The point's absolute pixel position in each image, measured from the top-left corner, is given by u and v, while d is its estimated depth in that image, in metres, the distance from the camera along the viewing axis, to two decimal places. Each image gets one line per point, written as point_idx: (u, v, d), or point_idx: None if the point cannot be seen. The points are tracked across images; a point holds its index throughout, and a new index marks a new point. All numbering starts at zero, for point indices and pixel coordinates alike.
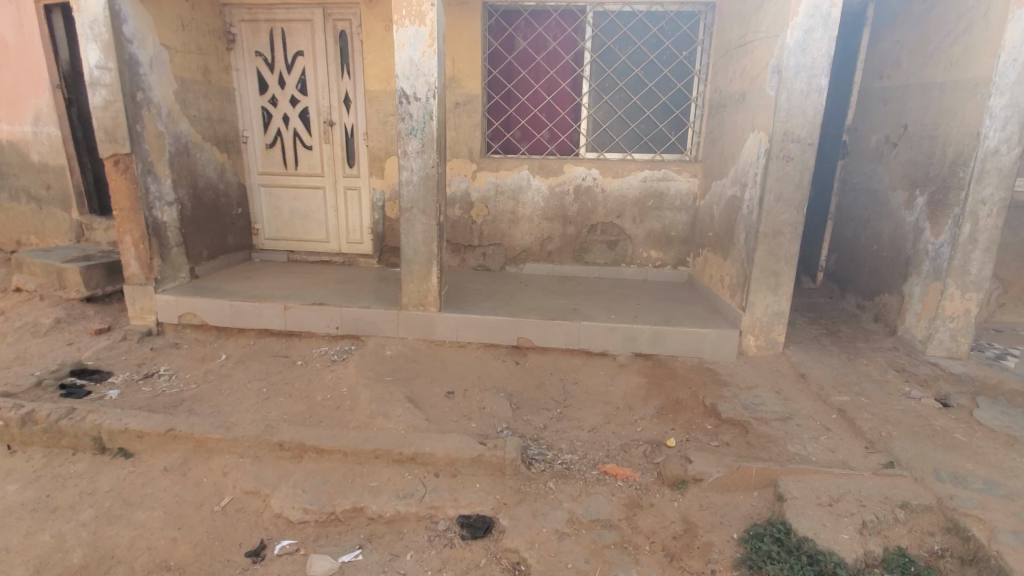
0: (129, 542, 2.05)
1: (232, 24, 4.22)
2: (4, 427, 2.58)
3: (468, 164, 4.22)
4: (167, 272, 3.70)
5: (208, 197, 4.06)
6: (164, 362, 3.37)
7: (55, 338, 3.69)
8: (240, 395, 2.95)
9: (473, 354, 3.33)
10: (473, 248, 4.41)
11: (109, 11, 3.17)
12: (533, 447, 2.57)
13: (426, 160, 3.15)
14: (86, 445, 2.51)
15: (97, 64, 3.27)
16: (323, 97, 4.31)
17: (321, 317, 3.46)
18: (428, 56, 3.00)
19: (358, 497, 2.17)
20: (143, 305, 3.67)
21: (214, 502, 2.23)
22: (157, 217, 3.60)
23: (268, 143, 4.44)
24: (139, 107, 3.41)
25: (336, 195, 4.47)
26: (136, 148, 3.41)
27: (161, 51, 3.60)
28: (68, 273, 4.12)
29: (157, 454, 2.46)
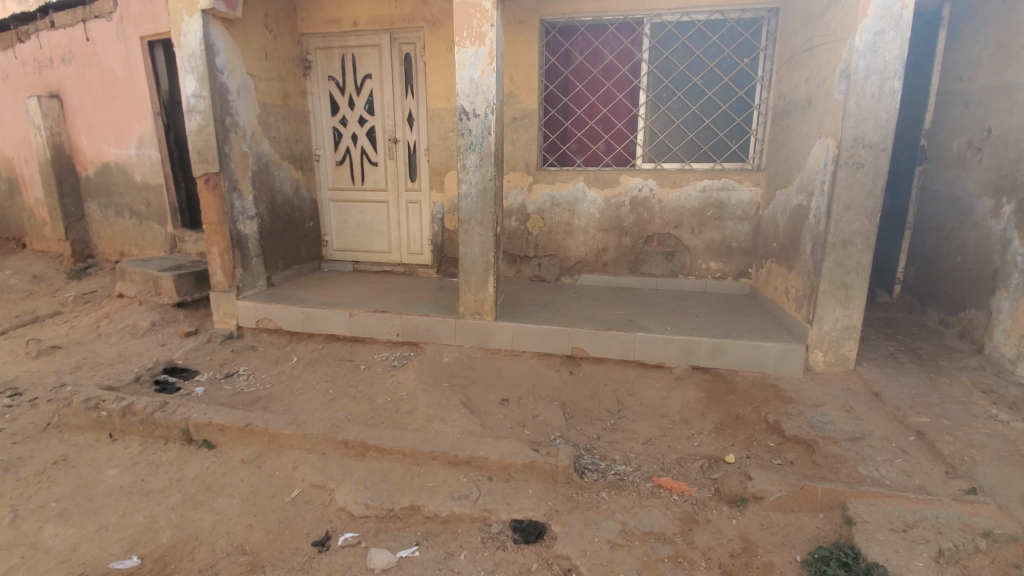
0: (210, 525, 2.23)
1: (309, 52, 4.57)
2: (107, 418, 2.88)
3: (525, 177, 4.31)
4: (247, 280, 4.02)
5: (284, 211, 4.39)
6: (243, 363, 3.64)
7: (151, 339, 4.09)
8: (309, 396, 3.15)
9: (528, 362, 3.37)
10: (529, 258, 4.48)
11: (204, 45, 3.55)
12: (586, 457, 2.58)
13: (484, 173, 3.26)
14: (176, 436, 2.76)
15: (193, 93, 3.65)
16: (388, 116, 4.56)
17: (383, 324, 3.63)
18: (487, 74, 3.12)
19: (416, 496, 2.26)
20: (226, 311, 4.00)
21: (285, 493, 2.39)
22: (240, 230, 3.93)
23: (337, 161, 4.74)
24: (227, 130, 3.76)
25: (399, 208, 4.69)
26: (223, 167, 3.75)
27: (248, 80, 3.96)
28: (163, 281, 4.55)
29: (236, 447, 2.67)
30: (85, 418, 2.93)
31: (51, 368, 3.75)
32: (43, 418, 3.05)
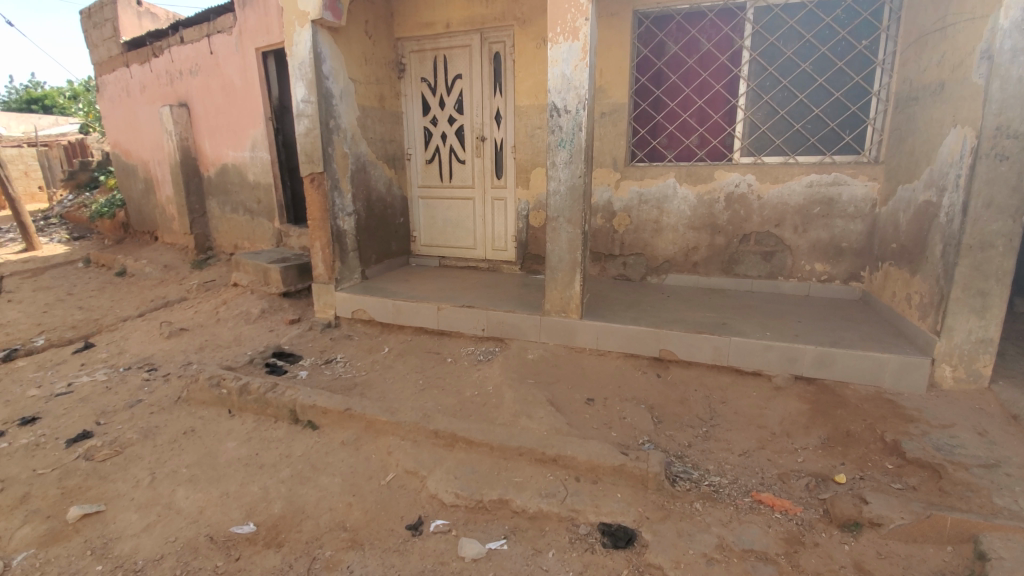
0: (315, 501, 2.39)
1: (404, 55, 4.76)
2: (227, 395, 3.18)
3: (612, 174, 4.22)
4: (345, 273, 4.27)
5: (378, 208, 4.61)
6: (341, 350, 3.88)
7: (261, 325, 4.48)
8: (401, 385, 3.29)
9: (613, 363, 3.30)
10: (614, 257, 4.39)
11: (313, 53, 3.81)
12: (677, 464, 2.48)
13: (574, 170, 3.22)
14: (284, 415, 3.00)
15: (302, 98, 3.93)
16: (477, 115, 4.65)
17: (470, 318, 3.71)
18: (580, 69, 3.08)
19: (504, 490, 2.29)
20: (326, 301, 4.28)
21: (381, 476, 2.52)
22: (340, 225, 4.19)
23: (427, 159, 4.91)
24: (331, 132, 4.01)
25: (485, 205, 4.77)
26: (327, 167, 4.02)
27: (350, 84, 4.20)
28: (272, 273, 4.96)
29: (337, 429, 2.85)
30: (208, 394, 3.25)
31: (180, 348, 4.21)
32: (174, 392, 3.44)
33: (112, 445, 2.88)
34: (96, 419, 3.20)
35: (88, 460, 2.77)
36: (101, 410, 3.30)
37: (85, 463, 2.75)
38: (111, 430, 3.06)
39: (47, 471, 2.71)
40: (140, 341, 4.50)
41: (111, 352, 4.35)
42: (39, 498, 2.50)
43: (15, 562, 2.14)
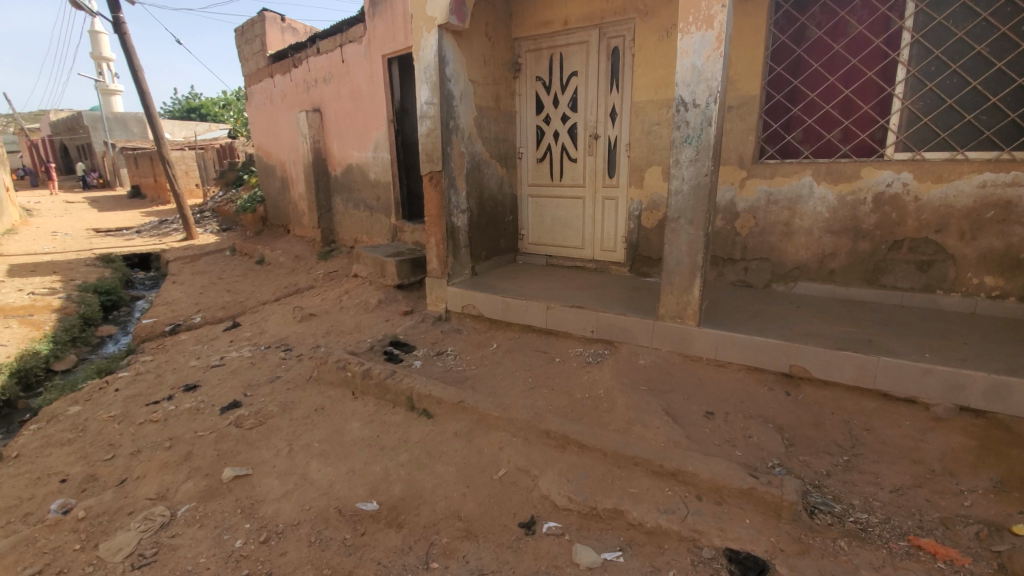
0: (431, 488, 2.48)
1: (520, 55, 4.81)
2: (351, 377, 3.41)
3: (737, 172, 3.92)
4: (457, 268, 4.41)
5: (489, 206, 4.70)
6: (451, 343, 4.01)
7: (379, 315, 4.77)
8: (511, 382, 3.32)
9: (734, 376, 3.06)
10: (734, 261, 4.09)
11: (438, 56, 3.97)
12: (813, 494, 2.25)
13: (700, 167, 3.03)
14: (402, 402, 3.15)
15: (426, 100, 4.12)
16: (591, 112, 4.57)
17: (579, 319, 3.65)
18: (712, 60, 2.90)
19: (618, 500, 2.22)
20: (438, 295, 4.45)
21: (493, 470, 2.55)
22: (454, 222, 4.33)
23: (539, 158, 4.91)
24: (450, 132, 4.16)
25: (595, 204, 4.68)
26: (445, 166, 4.17)
27: (469, 85, 4.32)
28: (388, 266, 5.26)
29: (450, 419, 2.95)
30: (335, 376, 3.52)
31: (310, 332, 4.62)
32: (306, 372, 3.77)
33: (256, 415, 3.22)
34: (244, 390, 3.60)
35: (237, 427, 3.12)
36: (247, 383, 3.71)
37: (235, 430, 3.10)
38: (255, 401, 3.42)
39: (206, 434, 3.08)
40: (277, 324, 5.01)
41: (253, 332, 4.89)
42: (200, 457, 2.86)
43: (181, 512, 2.45)
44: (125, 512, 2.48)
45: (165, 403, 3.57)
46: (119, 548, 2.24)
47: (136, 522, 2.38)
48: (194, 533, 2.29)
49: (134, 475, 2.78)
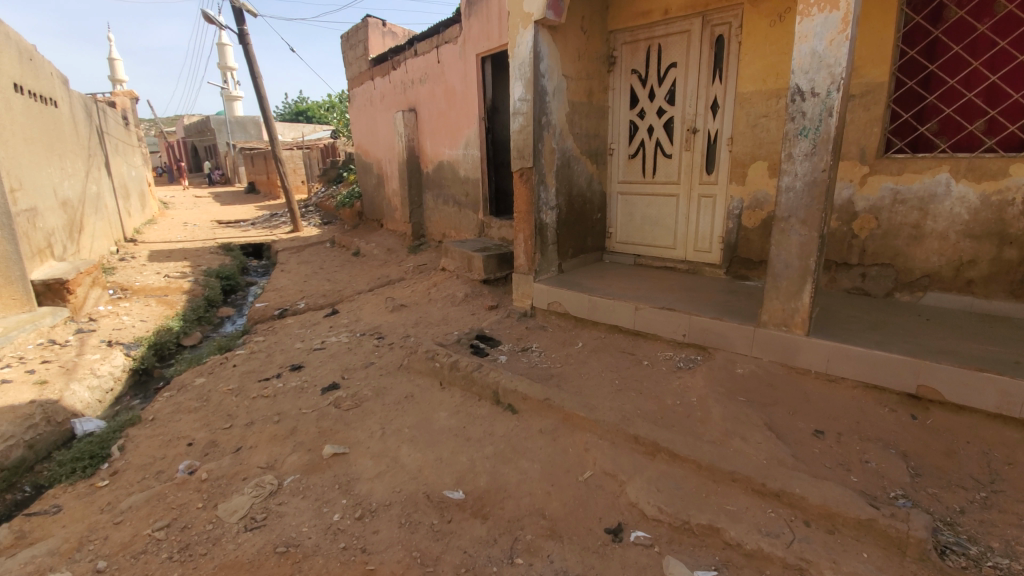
0: (516, 483, 2.48)
1: (616, 48, 4.69)
2: (439, 368, 3.51)
3: (857, 168, 3.54)
4: (543, 265, 4.39)
5: (578, 203, 4.63)
6: (535, 340, 4.01)
7: (466, 308, 4.88)
8: (597, 383, 3.25)
9: (847, 393, 2.77)
10: (848, 266, 3.71)
11: (534, 52, 3.96)
12: (946, 532, 1.97)
13: (816, 162, 2.77)
14: (487, 395, 3.19)
15: (520, 96, 4.13)
16: (690, 105, 4.35)
17: (670, 322, 3.49)
18: (836, 44, 2.63)
19: (713, 516, 2.09)
20: (524, 291, 4.46)
21: (578, 472, 2.51)
22: (543, 219, 4.31)
23: (631, 154, 4.76)
24: (542, 128, 4.14)
25: (690, 202, 4.45)
26: (536, 162, 4.16)
27: (563, 80, 4.27)
28: (475, 261, 5.36)
29: (535, 416, 2.93)
30: (424, 365, 3.64)
31: (401, 322, 4.83)
32: (397, 360, 3.94)
33: (353, 398, 3.41)
34: (341, 373, 3.83)
35: (335, 408, 3.32)
36: (345, 367, 3.95)
37: (334, 410, 3.30)
38: (352, 385, 3.63)
39: (308, 412, 3.32)
40: (371, 312, 5.29)
41: (350, 319, 5.20)
42: (303, 433, 3.08)
43: (287, 482, 2.65)
44: (239, 477, 2.73)
45: (274, 380, 3.89)
46: (235, 509, 2.46)
47: (249, 488, 2.60)
48: (297, 503, 2.46)
49: (247, 444, 3.05)
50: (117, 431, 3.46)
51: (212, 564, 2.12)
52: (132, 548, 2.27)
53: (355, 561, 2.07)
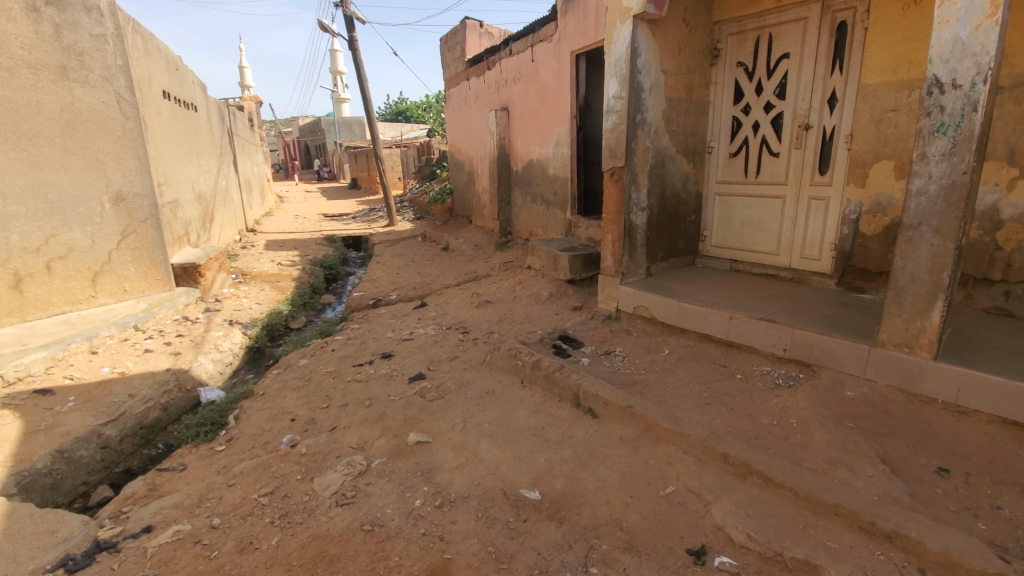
0: (594, 489, 2.44)
1: (721, 39, 4.42)
2: (521, 366, 3.54)
3: (1007, 170, 3.06)
4: (631, 268, 4.26)
5: (672, 204, 4.43)
6: (619, 344, 3.91)
7: (549, 307, 4.88)
8: (684, 394, 3.10)
9: (983, 429, 2.41)
10: (991, 283, 3.22)
11: (631, 48, 3.84)
12: None
13: (955, 164, 2.42)
14: (567, 398, 3.17)
15: (614, 94, 4.03)
16: (802, 99, 4.00)
17: (769, 334, 3.24)
18: (985, 29, 2.28)
19: (812, 551, 1.92)
20: (610, 293, 4.36)
21: (659, 485, 2.41)
22: (633, 220, 4.17)
23: (732, 152, 4.48)
24: (637, 126, 4.01)
25: (798, 205, 4.10)
26: (628, 161, 4.04)
27: (661, 76, 4.11)
28: (561, 260, 5.33)
29: (616, 423, 2.86)
30: (506, 362, 3.69)
31: (485, 318, 4.93)
32: (481, 355, 4.02)
33: (437, 389, 3.54)
34: (428, 364, 3.99)
35: (421, 397, 3.46)
36: (431, 358, 4.11)
37: (420, 399, 3.45)
38: (437, 376, 3.77)
39: (396, 399, 3.49)
40: (457, 307, 5.46)
41: (438, 312, 5.40)
42: (391, 418, 3.24)
43: (375, 464, 2.81)
44: (333, 454, 2.93)
45: (367, 366, 4.15)
46: (328, 485, 2.65)
47: (341, 465, 2.79)
48: (383, 485, 2.60)
49: (341, 425, 3.28)
50: (234, 401, 3.87)
51: (307, 533, 2.30)
52: (242, 509, 2.52)
53: (434, 548, 2.14)
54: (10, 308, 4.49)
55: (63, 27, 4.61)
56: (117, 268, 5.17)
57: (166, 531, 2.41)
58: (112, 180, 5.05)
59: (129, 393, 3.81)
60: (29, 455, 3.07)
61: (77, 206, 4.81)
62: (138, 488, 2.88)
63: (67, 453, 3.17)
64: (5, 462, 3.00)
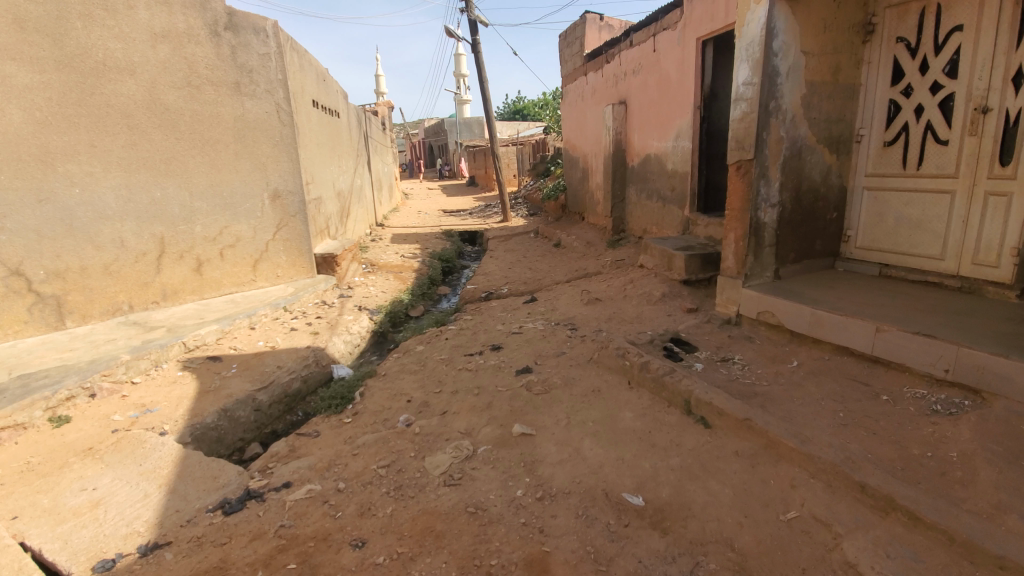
0: (703, 502, 2.29)
1: (876, 13, 3.89)
2: (629, 367, 3.44)
3: None
4: (756, 269, 3.92)
5: (808, 200, 3.99)
6: (738, 351, 3.63)
7: (662, 308, 4.68)
8: (813, 411, 2.79)
9: None
10: None
11: (766, 29, 3.51)
12: None
13: None
14: (677, 403, 3.02)
15: (744, 81, 3.72)
16: (981, 77, 3.38)
17: (925, 352, 2.80)
18: None
19: None
20: (730, 296, 4.06)
21: (780, 509, 2.20)
22: (760, 217, 3.83)
23: (887, 141, 3.91)
24: (769, 115, 3.66)
25: (971, 202, 3.47)
26: (758, 153, 3.70)
27: (800, 58, 3.71)
28: (676, 260, 5.08)
29: (731, 436, 2.67)
30: (613, 362, 3.61)
31: (594, 315, 4.87)
32: (587, 353, 3.99)
33: (543, 383, 3.58)
34: (535, 358, 4.05)
35: (527, 390, 3.52)
36: (538, 353, 4.16)
37: (526, 392, 3.51)
38: (543, 370, 3.81)
39: (503, 390, 3.59)
40: (566, 303, 5.45)
41: (547, 308, 5.45)
42: (497, 408, 3.35)
43: (480, 450, 2.91)
44: (443, 437, 3.10)
45: (477, 356, 4.32)
46: (438, 465, 2.81)
47: (450, 448, 2.95)
48: (487, 471, 2.69)
49: (452, 410, 3.45)
50: (360, 379, 4.27)
51: (417, 507, 2.46)
52: (363, 478, 2.77)
53: (533, 539, 2.17)
54: (192, 287, 5.38)
55: (238, 48, 5.38)
56: (272, 257, 5.95)
57: (301, 489, 2.73)
58: (272, 179, 5.82)
59: (277, 364, 4.38)
60: (202, 410, 3.67)
61: (244, 202, 5.62)
62: (281, 448, 3.30)
63: (229, 412, 3.74)
64: (185, 414, 3.61)
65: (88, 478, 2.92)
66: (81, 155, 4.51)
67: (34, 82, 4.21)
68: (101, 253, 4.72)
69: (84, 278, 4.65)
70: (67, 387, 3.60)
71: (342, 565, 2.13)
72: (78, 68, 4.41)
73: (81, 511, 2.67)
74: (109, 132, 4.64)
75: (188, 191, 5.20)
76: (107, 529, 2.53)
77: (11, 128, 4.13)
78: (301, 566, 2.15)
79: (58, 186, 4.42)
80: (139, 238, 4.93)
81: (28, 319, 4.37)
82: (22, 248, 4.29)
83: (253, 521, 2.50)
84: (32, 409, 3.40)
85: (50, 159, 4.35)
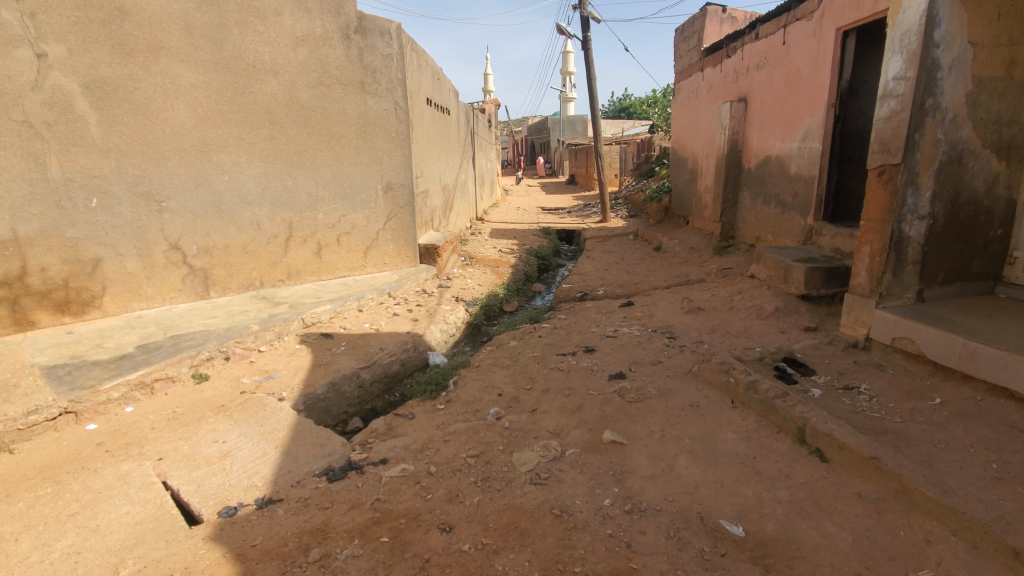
0: (815, 544, 2.07)
1: None
2: (733, 385, 3.21)
3: None
4: (894, 289, 3.46)
5: (966, 213, 3.44)
6: (865, 380, 3.23)
7: (774, 325, 4.32)
8: (958, 459, 2.41)
9: None
10: None
11: (926, 17, 3.06)
12: None
13: None
14: (789, 430, 2.76)
15: (895, 75, 3.28)
16: None
17: None
18: None
19: None
20: (859, 317, 3.63)
21: (910, 565, 1.94)
22: (905, 230, 3.37)
23: None
24: (924, 114, 3.20)
25: None
26: (907, 158, 3.25)
27: (967, 49, 3.20)
28: (795, 272, 4.64)
29: (852, 475, 2.40)
30: (715, 377, 3.39)
31: (695, 326, 4.60)
32: (687, 364, 3.78)
33: (637, 391, 3.44)
34: (629, 364, 3.92)
35: (619, 397, 3.41)
36: (633, 359, 4.03)
37: (618, 398, 3.41)
38: (638, 378, 3.67)
39: (595, 393, 3.51)
40: (665, 310, 5.22)
41: (644, 313, 5.25)
42: (588, 412, 3.28)
43: (568, 453, 2.87)
44: (532, 435, 3.10)
45: (570, 357, 4.27)
46: (525, 462, 2.82)
47: (538, 446, 2.94)
48: (575, 475, 2.65)
49: (542, 408, 3.45)
50: (455, 368, 4.42)
51: (503, 501, 2.49)
52: (453, 464, 2.85)
53: (619, 553, 2.10)
54: (312, 268, 5.90)
55: (365, 50, 5.78)
56: (382, 245, 6.36)
57: (396, 467, 2.87)
58: (387, 173, 6.20)
59: (380, 346, 4.67)
60: (314, 382, 4.01)
61: (361, 192, 6.04)
62: (380, 425, 3.50)
63: (337, 386, 4.05)
64: (300, 384, 3.97)
65: (219, 432, 3.30)
66: (231, 146, 5.11)
67: (198, 82, 4.82)
68: (241, 234, 5.33)
69: (227, 254, 5.28)
70: (208, 349, 4.10)
71: (429, 546, 2.21)
72: (233, 69, 4.99)
73: (212, 460, 3.02)
74: (254, 126, 5.20)
75: (314, 181, 5.70)
76: (231, 479, 2.85)
77: (178, 122, 4.77)
78: (392, 541, 2.26)
79: (211, 173, 5.04)
80: (272, 222, 5.50)
81: (182, 287, 5.06)
82: (181, 226, 4.95)
83: (353, 491, 2.68)
84: (180, 365, 3.91)
85: (207, 149, 4.97)
